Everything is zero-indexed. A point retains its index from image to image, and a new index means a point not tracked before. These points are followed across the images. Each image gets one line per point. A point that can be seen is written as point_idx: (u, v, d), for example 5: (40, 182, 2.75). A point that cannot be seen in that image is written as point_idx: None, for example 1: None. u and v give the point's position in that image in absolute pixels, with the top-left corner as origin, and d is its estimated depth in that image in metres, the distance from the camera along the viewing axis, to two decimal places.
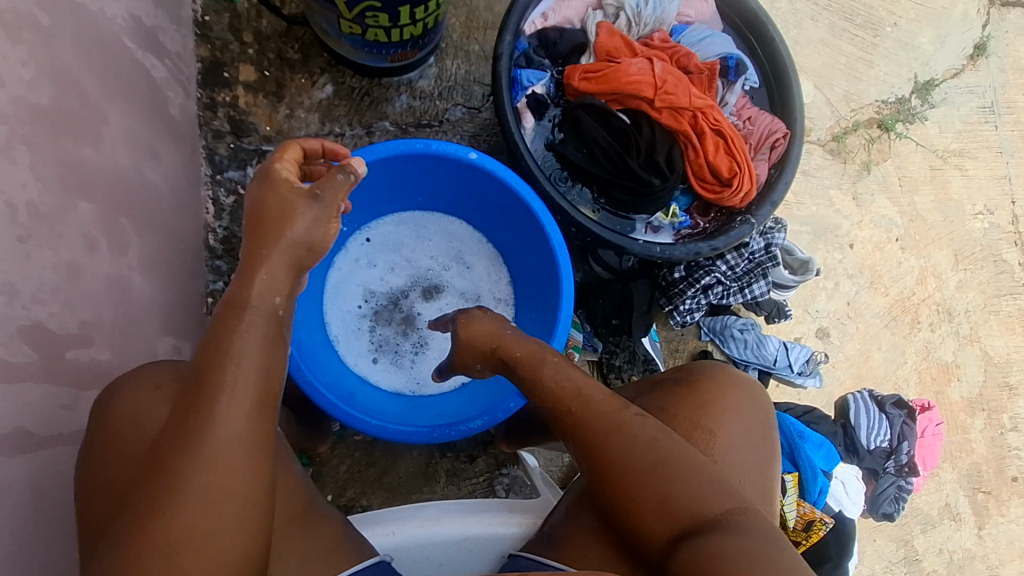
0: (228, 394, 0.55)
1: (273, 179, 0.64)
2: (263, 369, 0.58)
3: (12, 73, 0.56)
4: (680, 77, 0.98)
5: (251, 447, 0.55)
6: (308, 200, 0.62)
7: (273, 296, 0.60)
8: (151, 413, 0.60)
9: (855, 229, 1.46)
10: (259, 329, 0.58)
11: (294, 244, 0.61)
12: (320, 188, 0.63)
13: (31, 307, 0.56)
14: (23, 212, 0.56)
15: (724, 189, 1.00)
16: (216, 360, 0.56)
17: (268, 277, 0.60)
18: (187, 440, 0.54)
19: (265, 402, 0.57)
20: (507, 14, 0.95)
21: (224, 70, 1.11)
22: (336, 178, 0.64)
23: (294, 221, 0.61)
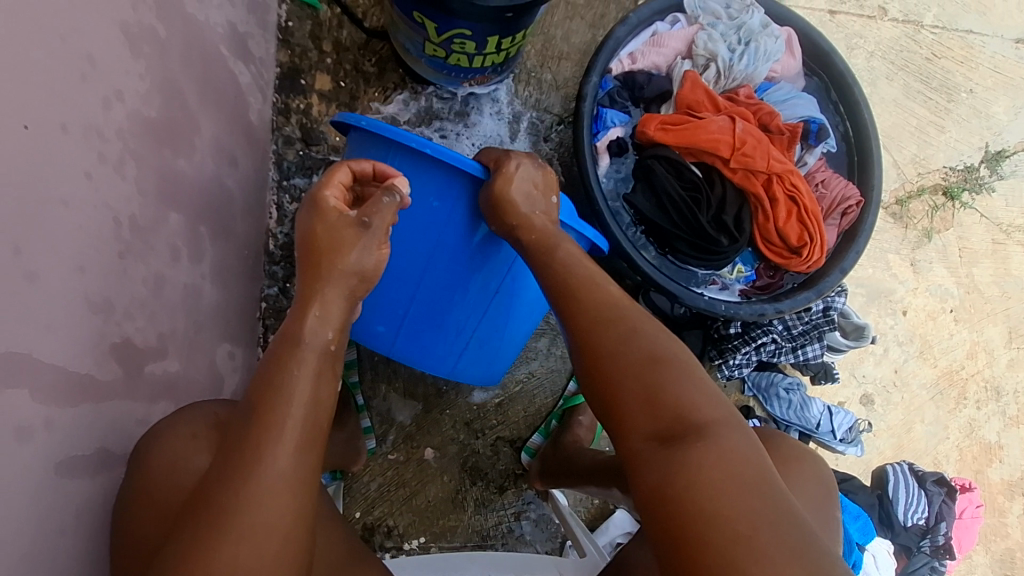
0: (276, 431, 0.53)
1: (323, 209, 0.63)
2: (311, 408, 0.56)
3: (131, 88, 0.55)
4: (760, 139, 0.95)
5: (300, 490, 0.53)
6: (357, 230, 0.63)
7: (325, 330, 0.60)
8: (188, 458, 0.56)
9: (910, 296, 1.42)
10: (311, 365, 0.57)
11: (349, 275, 0.62)
12: (367, 215, 0.63)
13: (122, 322, 0.55)
14: (126, 227, 0.55)
15: (792, 255, 0.98)
16: (267, 397, 0.55)
17: (319, 312, 0.60)
18: (233, 480, 0.51)
19: (309, 440, 0.55)
20: (594, 57, 0.94)
21: (301, 77, 1.10)
22: (382, 202, 0.62)
23: (345, 252, 0.62)
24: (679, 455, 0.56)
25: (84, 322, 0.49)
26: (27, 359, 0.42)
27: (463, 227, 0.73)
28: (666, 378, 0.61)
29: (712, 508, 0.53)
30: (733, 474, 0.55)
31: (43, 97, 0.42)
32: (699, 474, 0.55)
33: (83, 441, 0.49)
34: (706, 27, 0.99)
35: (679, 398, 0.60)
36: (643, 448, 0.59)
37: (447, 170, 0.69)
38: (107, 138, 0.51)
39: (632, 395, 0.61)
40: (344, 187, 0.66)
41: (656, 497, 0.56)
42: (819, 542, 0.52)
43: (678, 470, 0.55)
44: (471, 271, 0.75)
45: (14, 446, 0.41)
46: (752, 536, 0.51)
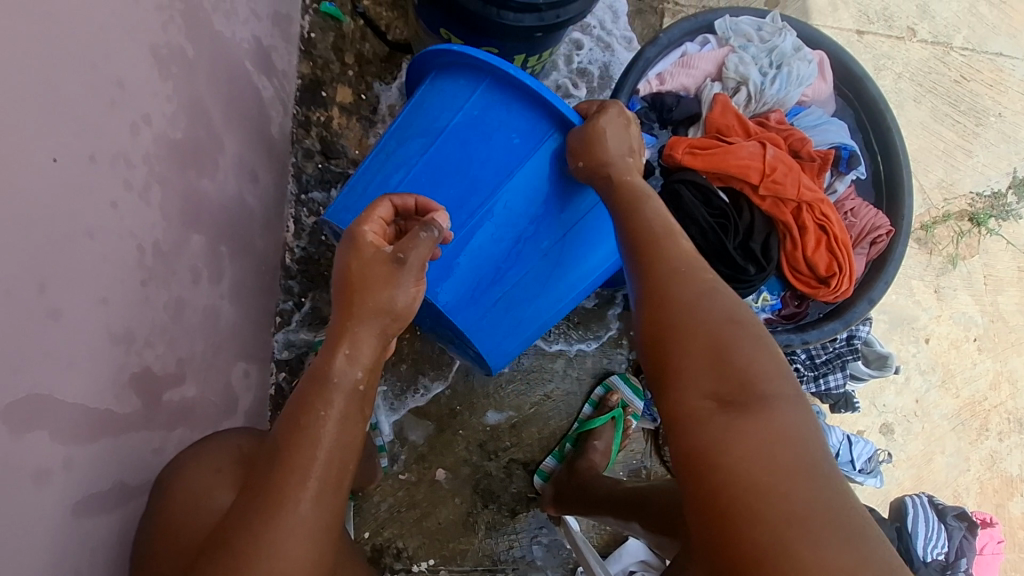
0: (297, 476, 0.51)
1: (360, 245, 0.60)
2: (335, 451, 0.53)
3: (158, 111, 0.54)
4: (791, 165, 0.92)
5: (319, 533, 0.51)
6: (391, 266, 0.59)
7: (355, 369, 0.56)
8: (212, 494, 0.55)
9: (933, 323, 1.39)
10: (338, 407, 0.54)
11: (378, 313, 0.58)
12: (402, 252, 0.59)
13: (143, 352, 0.54)
14: (149, 254, 0.53)
15: (820, 284, 0.96)
16: (293, 438, 0.53)
17: (349, 351, 0.57)
18: (252, 526, 0.50)
19: (331, 484, 0.52)
20: (621, 78, 0.93)
21: (322, 89, 1.09)
22: (419, 238, 0.59)
23: (374, 290, 0.58)
24: (740, 424, 0.49)
25: (105, 355, 0.47)
26: (47, 399, 0.40)
27: (538, 165, 0.68)
28: (741, 343, 0.54)
29: (758, 482, 0.46)
30: (790, 458, 0.47)
31: (70, 127, 0.41)
32: (752, 447, 0.47)
33: (100, 478, 0.48)
34: (737, 50, 0.97)
35: (749, 365, 0.52)
36: (696, 409, 0.52)
37: (537, 107, 0.67)
38: (134, 164, 0.50)
39: (699, 350, 0.54)
40: (383, 222, 0.63)
41: (693, 460, 0.49)
42: (891, 565, 0.43)
43: (729, 439, 0.48)
44: (534, 213, 0.69)
45: (31, 490, 0.40)
46: (805, 524, 0.43)
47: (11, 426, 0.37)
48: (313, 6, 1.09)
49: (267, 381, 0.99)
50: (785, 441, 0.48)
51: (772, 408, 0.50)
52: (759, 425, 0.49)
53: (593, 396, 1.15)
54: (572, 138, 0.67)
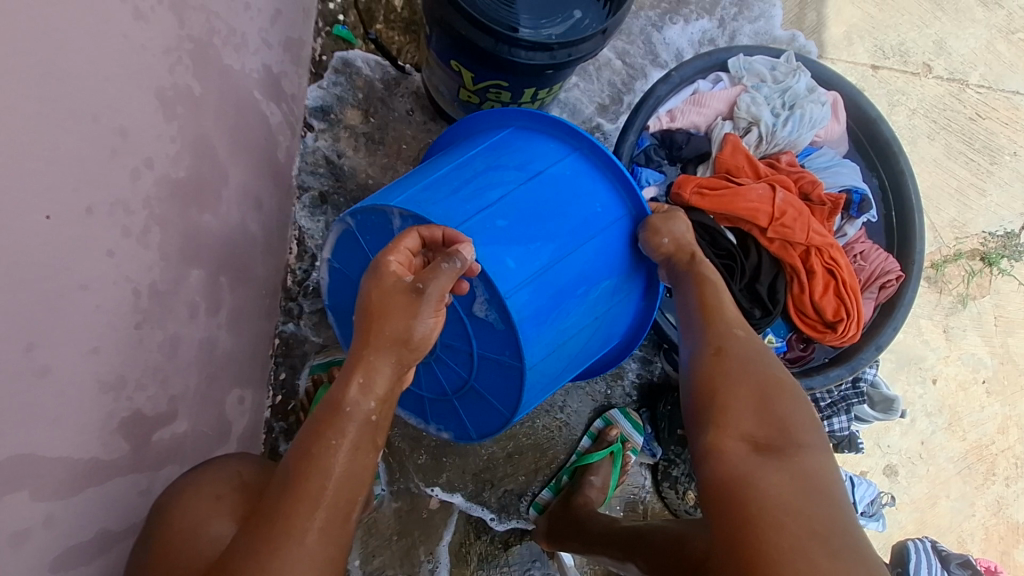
0: (307, 505, 0.51)
1: (382, 273, 0.57)
2: (345, 482, 0.53)
3: (161, 153, 0.53)
4: (800, 209, 0.91)
5: (324, 567, 0.51)
6: (411, 296, 0.56)
7: (368, 400, 0.55)
8: (210, 523, 0.55)
9: (940, 364, 1.36)
10: (350, 437, 0.54)
11: (396, 344, 0.56)
12: (423, 282, 0.56)
13: (134, 395, 0.53)
14: (145, 296, 0.53)
15: (826, 329, 0.95)
16: (304, 468, 0.52)
17: (364, 379, 0.55)
18: (259, 552, 0.49)
19: (339, 517, 0.52)
20: (631, 115, 0.92)
21: (331, 112, 1.08)
22: (440, 268, 0.55)
23: (391, 318, 0.56)
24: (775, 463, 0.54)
25: (94, 404, 0.47)
26: (31, 458, 0.40)
27: (615, 235, 0.69)
28: (785, 403, 0.58)
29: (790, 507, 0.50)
30: (820, 494, 0.51)
31: (69, 182, 0.41)
32: (787, 479, 0.52)
33: (83, 528, 0.47)
34: (750, 89, 0.96)
35: (788, 416, 0.57)
36: (733, 447, 0.56)
37: (621, 188, 0.70)
38: (134, 210, 0.50)
39: (747, 396, 0.59)
40: (410, 253, 0.59)
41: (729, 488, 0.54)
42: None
43: (764, 471, 0.53)
44: (601, 275, 0.68)
45: (8, 552, 0.39)
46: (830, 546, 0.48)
47: None
48: (326, 29, 1.09)
49: (262, 405, 0.98)
50: (813, 486, 0.52)
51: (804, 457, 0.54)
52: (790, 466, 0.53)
53: (593, 429, 1.13)
54: (650, 218, 0.69)
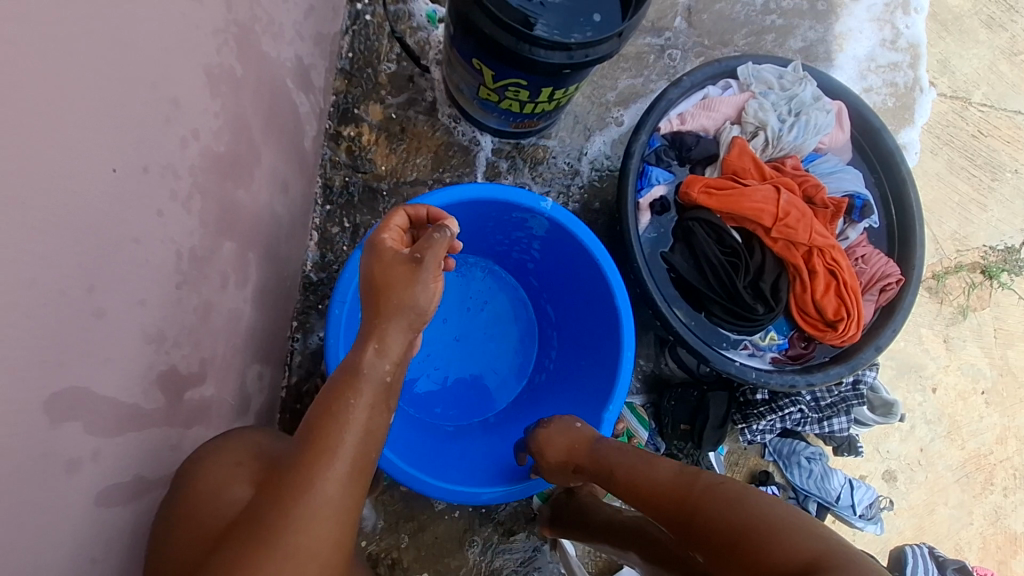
0: (326, 458, 0.53)
1: (381, 250, 0.61)
2: (364, 438, 0.56)
3: (206, 126, 0.57)
4: (804, 211, 0.95)
5: (342, 517, 0.54)
6: (410, 267, 0.59)
7: (383, 362, 0.57)
8: (229, 487, 0.58)
9: (941, 373, 1.39)
10: (367, 398, 0.56)
11: (403, 312, 0.58)
12: (419, 252, 0.59)
13: (171, 351, 0.56)
14: (185, 259, 0.57)
15: (827, 328, 0.97)
16: (322, 423, 0.55)
17: (378, 346, 0.58)
18: (285, 500, 0.52)
19: (356, 471, 0.55)
20: (644, 116, 0.96)
21: (354, 107, 1.14)
22: (433, 238, 0.59)
23: (394, 289, 0.58)
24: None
25: (137, 351, 0.50)
26: (85, 393, 0.43)
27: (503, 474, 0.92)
28: (766, 549, 0.59)
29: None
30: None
31: (129, 140, 0.45)
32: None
33: (121, 471, 0.50)
34: (758, 96, 1.00)
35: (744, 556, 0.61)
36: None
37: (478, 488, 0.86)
38: (181, 175, 0.53)
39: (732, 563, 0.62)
40: (399, 229, 0.66)
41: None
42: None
43: None
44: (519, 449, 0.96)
45: (62, 478, 0.42)
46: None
47: (52, 416, 0.40)
48: (352, 28, 1.15)
49: (279, 385, 1.02)
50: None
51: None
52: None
53: None
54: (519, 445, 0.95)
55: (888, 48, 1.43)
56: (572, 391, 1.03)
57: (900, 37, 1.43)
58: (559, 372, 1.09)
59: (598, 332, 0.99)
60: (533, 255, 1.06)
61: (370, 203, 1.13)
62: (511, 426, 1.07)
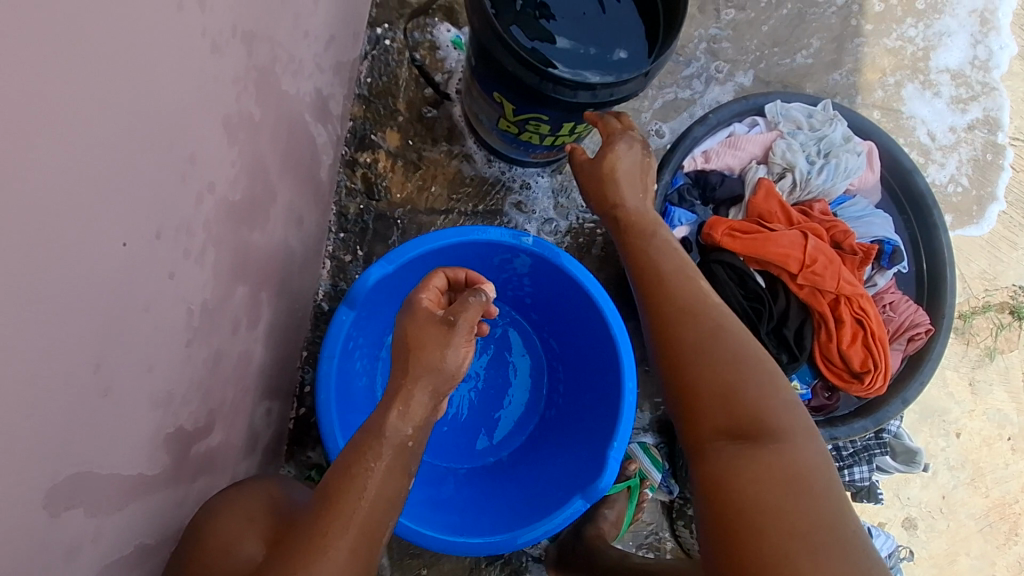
0: (337, 526, 0.53)
1: (415, 309, 0.63)
2: (377, 504, 0.56)
3: (223, 178, 0.56)
4: (831, 258, 0.91)
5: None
6: (442, 327, 0.60)
7: (406, 426, 0.58)
8: (242, 543, 0.58)
9: (965, 417, 1.34)
10: (385, 461, 0.56)
11: (429, 373, 0.59)
12: (454, 314, 0.60)
13: (178, 409, 0.55)
14: (196, 314, 0.55)
15: (852, 379, 0.94)
16: (342, 486, 0.55)
17: (402, 408, 0.58)
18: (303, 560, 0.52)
19: (367, 536, 0.55)
20: (667, 155, 0.93)
21: (371, 134, 1.12)
22: (468, 301, 0.60)
23: (423, 349, 0.59)
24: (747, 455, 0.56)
25: (145, 419, 0.48)
26: (88, 475, 0.42)
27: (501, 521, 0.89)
28: (747, 378, 0.61)
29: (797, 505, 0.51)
30: (811, 480, 0.53)
31: (143, 209, 0.43)
32: (779, 466, 0.54)
33: (125, 541, 0.49)
34: (786, 135, 0.97)
35: (751, 399, 0.59)
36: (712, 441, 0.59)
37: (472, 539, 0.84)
38: (195, 233, 0.52)
39: (705, 397, 0.61)
40: (438, 291, 0.68)
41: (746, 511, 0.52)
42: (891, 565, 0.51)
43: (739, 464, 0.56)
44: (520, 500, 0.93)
45: (61, 566, 0.40)
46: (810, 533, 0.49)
47: (53, 507, 0.39)
48: (372, 53, 1.14)
49: (287, 416, 1.01)
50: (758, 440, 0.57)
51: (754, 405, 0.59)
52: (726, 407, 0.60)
53: None
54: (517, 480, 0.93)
55: (977, 68, 1.36)
56: (581, 428, 0.99)
57: (991, 57, 1.36)
58: (569, 408, 1.05)
59: (600, 367, 0.97)
60: (528, 293, 1.05)
61: (384, 233, 1.12)
62: (524, 467, 1.03)
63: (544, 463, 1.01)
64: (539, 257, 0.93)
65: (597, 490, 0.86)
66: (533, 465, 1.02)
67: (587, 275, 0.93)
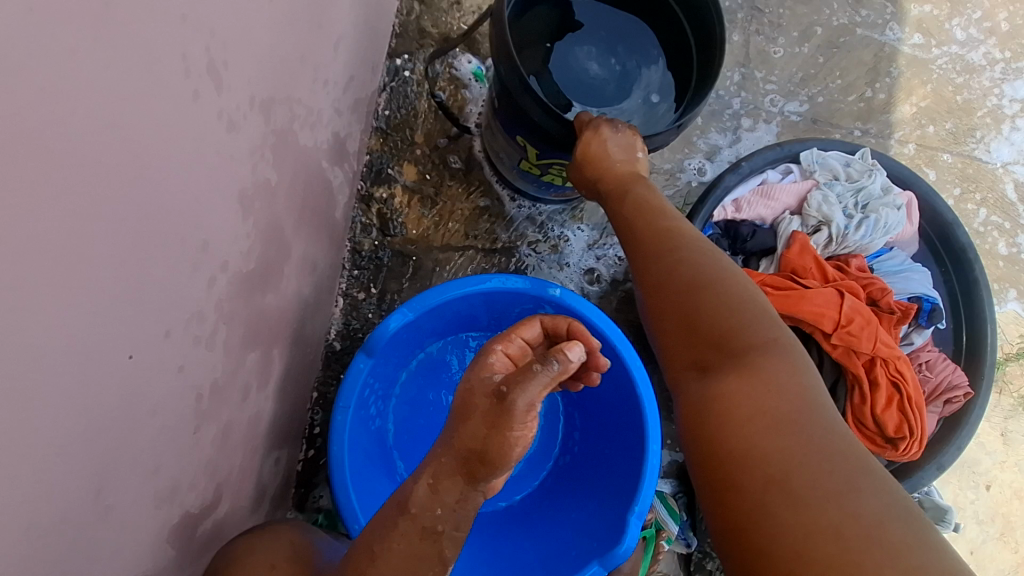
0: None
1: (485, 368, 0.53)
2: None
3: (236, 253, 0.52)
4: (868, 318, 0.87)
5: None
6: (494, 401, 0.49)
7: (435, 507, 0.52)
8: None
9: (996, 469, 1.28)
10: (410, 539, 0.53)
11: (468, 454, 0.50)
12: (509, 386, 0.48)
13: (185, 496, 0.52)
14: (206, 397, 0.52)
15: (887, 444, 0.90)
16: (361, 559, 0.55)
17: (432, 482, 0.52)
18: None
19: None
20: (697, 205, 0.90)
21: (387, 168, 1.09)
22: (531, 371, 0.48)
23: (466, 422, 0.50)
24: (715, 387, 0.54)
25: (149, 521, 0.45)
26: None
27: None
28: (707, 303, 0.59)
29: (767, 451, 0.48)
30: (787, 412, 0.50)
31: (151, 312, 0.40)
32: (750, 410, 0.51)
33: None
34: (822, 186, 0.92)
35: (718, 325, 0.57)
36: (686, 378, 0.59)
37: None
38: (206, 317, 0.49)
39: (679, 338, 0.60)
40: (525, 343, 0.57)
41: (716, 456, 0.51)
42: (914, 504, 0.45)
43: (710, 401, 0.54)
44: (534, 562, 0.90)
45: None
46: (783, 481, 0.46)
47: None
48: (391, 84, 1.11)
49: (296, 459, 0.98)
50: (728, 368, 0.55)
51: (724, 335, 0.56)
52: (699, 336, 0.58)
53: None
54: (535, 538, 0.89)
55: None
56: (599, 480, 0.96)
57: None
58: (589, 456, 1.01)
59: (623, 419, 0.93)
60: None
61: (399, 270, 1.08)
62: (538, 518, 0.99)
63: (559, 513, 0.98)
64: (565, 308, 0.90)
65: (616, 556, 0.84)
66: (548, 513, 0.99)
67: (615, 329, 0.89)
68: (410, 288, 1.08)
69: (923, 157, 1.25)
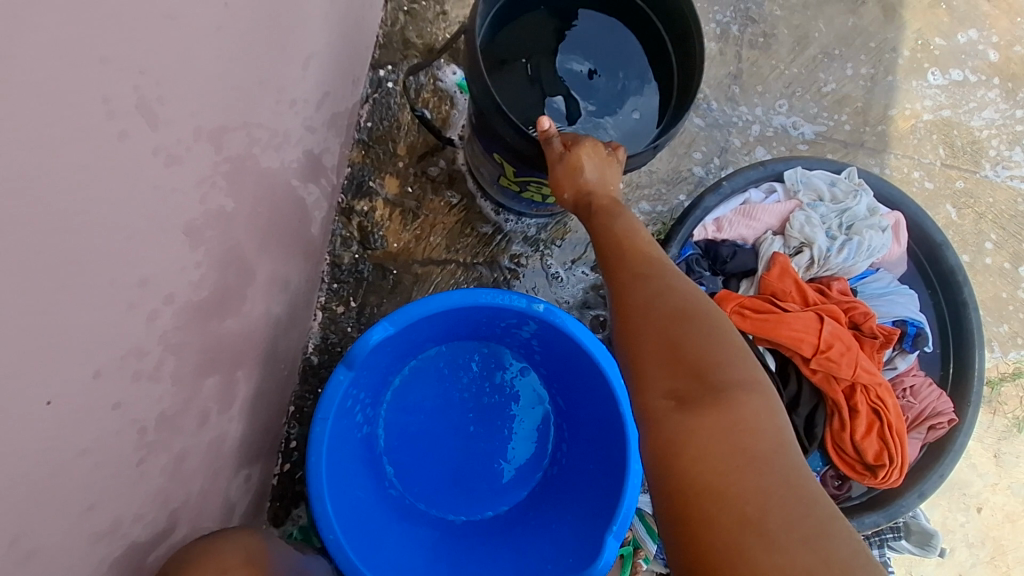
0: None
1: None
2: None
3: (183, 284, 0.52)
4: (849, 344, 0.85)
5: None
6: None
7: None
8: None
9: (987, 491, 1.25)
10: None
11: None
12: None
13: (129, 529, 0.52)
14: (151, 430, 0.52)
15: (866, 471, 0.88)
16: None
17: None
18: None
19: None
20: (676, 225, 0.88)
21: (368, 181, 1.08)
22: None
23: None
24: (689, 421, 0.45)
25: (84, 559, 0.45)
26: None
27: None
28: (691, 331, 0.50)
29: (741, 489, 0.41)
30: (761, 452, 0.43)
31: (78, 355, 0.40)
32: (727, 445, 0.43)
33: None
34: (806, 207, 0.91)
35: (700, 352, 0.48)
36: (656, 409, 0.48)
37: None
38: (147, 352, 0.48)
39: (652, 361, 0.50)
40: None
41: (678, 490, 0.43)
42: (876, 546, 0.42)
43: (682, 435, 0.45)
44: None
45: None
46: (757, 524, 0.40)
47: None
48: (374, 95, 1.10)
49: (271, 473, 0.98)
50: (703, 396, 0.46)
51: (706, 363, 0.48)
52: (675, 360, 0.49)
53: None
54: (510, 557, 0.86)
55: None
56: (581, 495, 0.94)
57: None
58: (573, 470, 0.99)
59: (606, 434, 0.91)
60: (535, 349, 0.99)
61: (379, 284, 1.08)
62: (520, 529, 0.97)
63: (542, 526, 0.96)
64: (549, 324, 0.88)
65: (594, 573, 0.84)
66: (531, 525, 0.97)
67: (598, 343, 0.88)
68: (390, 301, 1.08)
69: (920, 171, 1.22)
